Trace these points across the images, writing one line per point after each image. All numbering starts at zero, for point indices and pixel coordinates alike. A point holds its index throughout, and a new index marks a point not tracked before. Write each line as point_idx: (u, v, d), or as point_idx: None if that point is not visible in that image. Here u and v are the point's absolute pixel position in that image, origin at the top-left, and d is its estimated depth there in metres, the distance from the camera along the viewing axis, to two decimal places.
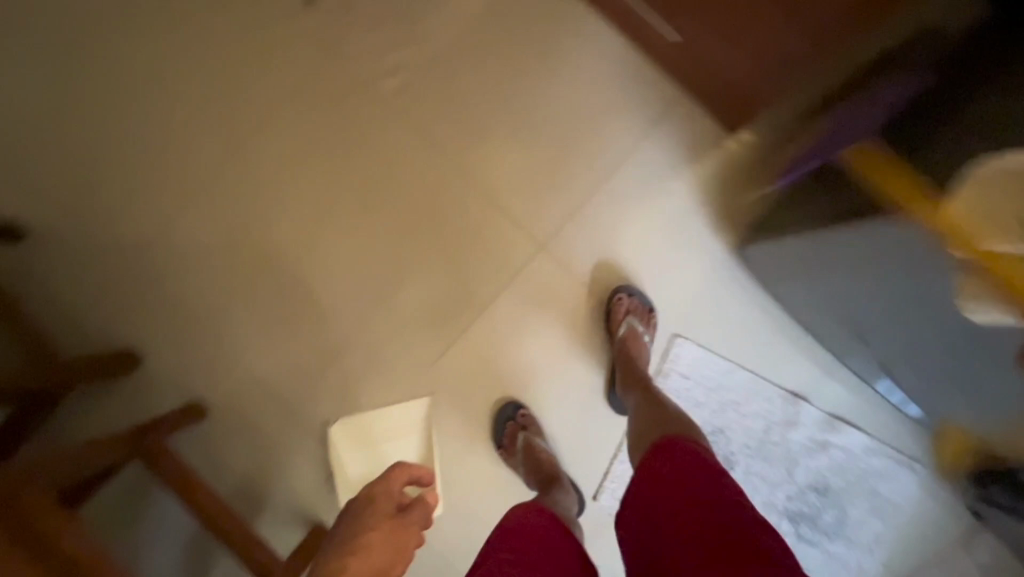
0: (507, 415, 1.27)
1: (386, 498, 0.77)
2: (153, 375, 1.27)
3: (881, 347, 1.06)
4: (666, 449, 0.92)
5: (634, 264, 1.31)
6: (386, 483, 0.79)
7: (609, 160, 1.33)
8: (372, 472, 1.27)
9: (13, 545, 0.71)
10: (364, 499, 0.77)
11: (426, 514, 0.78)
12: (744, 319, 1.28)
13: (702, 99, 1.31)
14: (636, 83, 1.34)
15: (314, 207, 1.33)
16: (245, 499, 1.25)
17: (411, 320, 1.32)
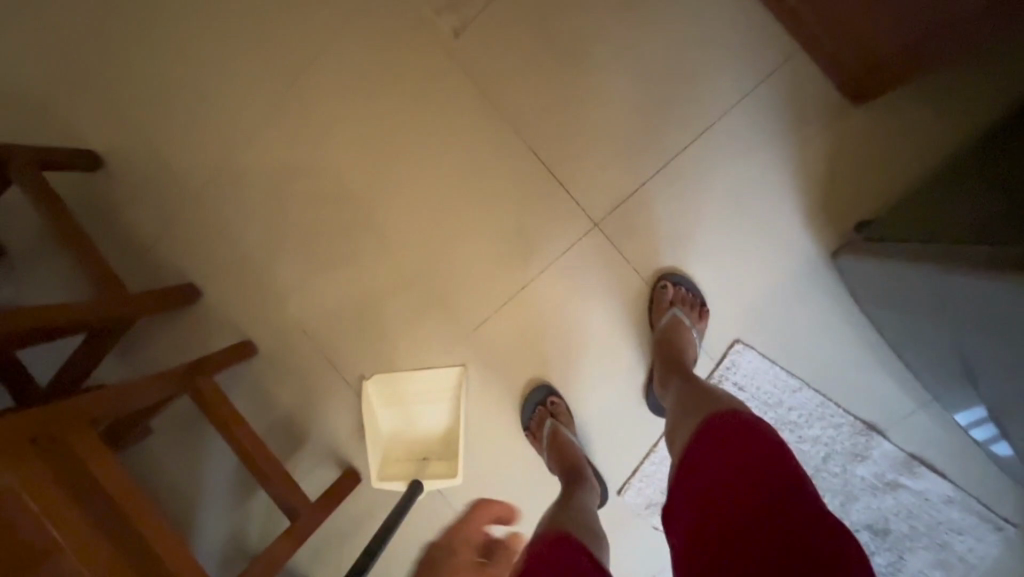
0: (537, 398, 1.23)
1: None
2: (210, 310, 1.34)
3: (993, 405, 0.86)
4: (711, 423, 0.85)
5: (701, 254, 1.15)
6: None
7: (690, 128, 1.13)
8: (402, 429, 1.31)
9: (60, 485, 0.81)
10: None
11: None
12: (823, 333, 1.11)
13: (825, 59, 1.05)
14: (741, 34, 1.10)
15: (363, 157, 1.27)
16: (287, 435, 1.33)
17: (451, 287, 1.27)
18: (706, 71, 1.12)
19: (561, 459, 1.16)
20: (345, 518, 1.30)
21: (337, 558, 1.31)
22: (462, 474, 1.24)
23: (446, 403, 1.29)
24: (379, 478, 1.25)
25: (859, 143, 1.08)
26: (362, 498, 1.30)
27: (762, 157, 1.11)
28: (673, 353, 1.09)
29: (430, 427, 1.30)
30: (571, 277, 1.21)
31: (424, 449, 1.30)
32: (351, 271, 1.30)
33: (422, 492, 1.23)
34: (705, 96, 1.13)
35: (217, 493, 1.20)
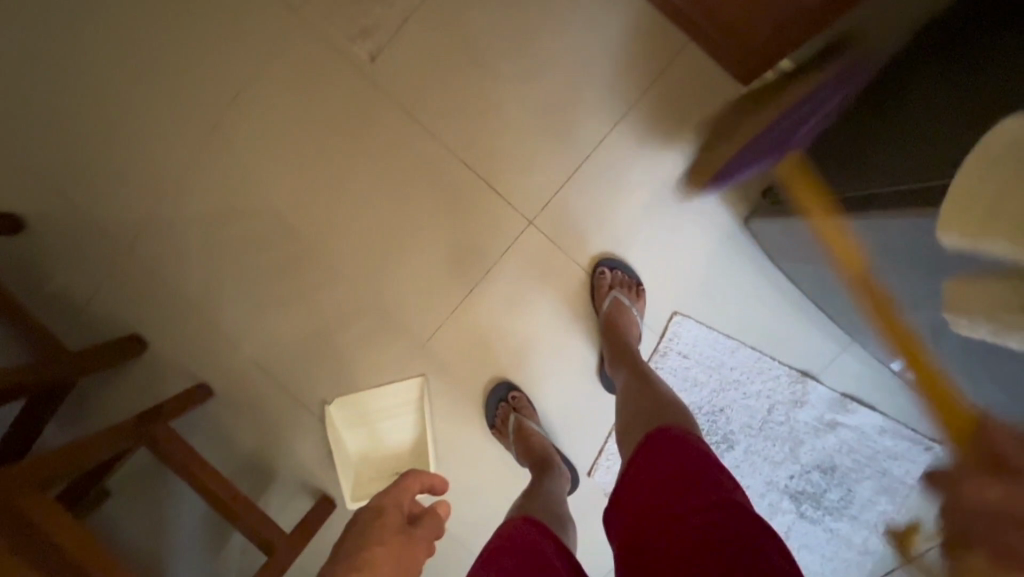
0: (499, 396, 1.27)
1: (395, 510, 0.80)
2: (158, 358, 1.32)
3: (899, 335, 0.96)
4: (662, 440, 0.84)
5: (631, 237, 1.22)
6: (415, 479, 0.85)
7: (603, 122, 1.22)
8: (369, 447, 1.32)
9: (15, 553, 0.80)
10: (372, 521, 0.77)
11: (436, 528, 0.80)
12: (750, 294, 1.20)
13: (712, 48, 1.16)
14: (636, 33, 1.20)
15: (296, 186, 1.29)
16: (254, 473, 1.31)
17: (402, 302, 1.29)
18: (609, 69, 1.21)
19: (529, 451, 1.21)
20: (325, 546, 1.30)
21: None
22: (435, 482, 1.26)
23: (411, 415, 1.31)
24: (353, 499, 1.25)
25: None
26: (340, 523, 1.30)
27: (672, 142, 1.21)
28: (619, 336, 1.16)
29: (398, 441, 1.32)
30: (514, 276, 1.26)
31: (395, 464, 1.31)
32: (298, 300, 1.31)
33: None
34: (612, 92, 1.21)
35: (187, 542, 1.17)
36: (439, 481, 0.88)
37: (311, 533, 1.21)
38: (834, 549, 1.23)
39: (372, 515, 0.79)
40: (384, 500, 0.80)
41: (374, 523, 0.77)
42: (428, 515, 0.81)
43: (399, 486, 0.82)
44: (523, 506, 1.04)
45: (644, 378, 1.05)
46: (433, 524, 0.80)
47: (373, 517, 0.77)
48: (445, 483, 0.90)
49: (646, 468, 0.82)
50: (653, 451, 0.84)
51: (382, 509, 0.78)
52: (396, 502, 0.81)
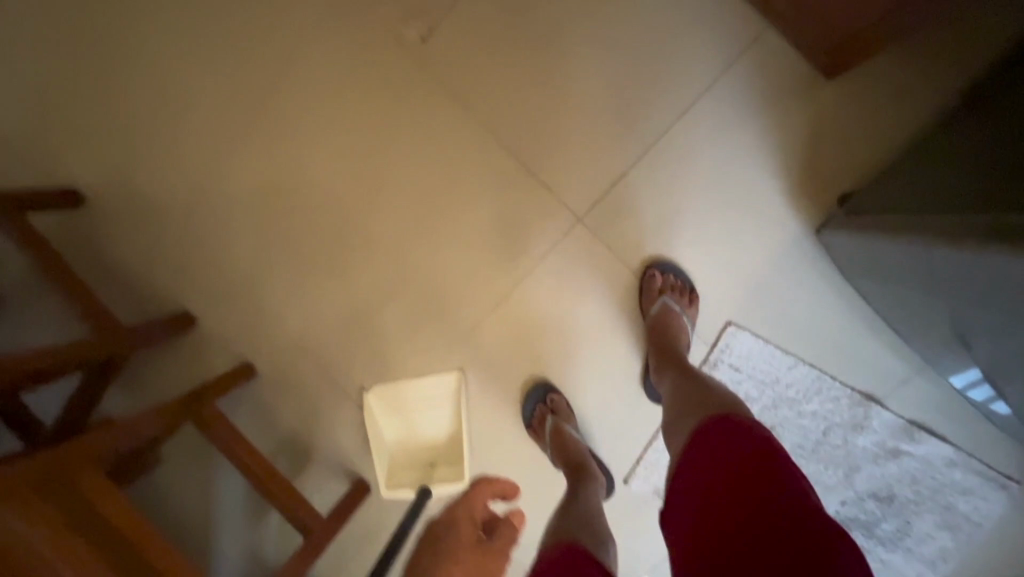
0: (537, 395, 1.24)
1: None
2: (206, 336, 1.35)
3: (983, 366, 0.86)
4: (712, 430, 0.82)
5: (687, 239, 1.15)
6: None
7: (664, 115, 1.13)
8: (405, 436, 1.32)
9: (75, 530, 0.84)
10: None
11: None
12: (814, 308, 1.11)
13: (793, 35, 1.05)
14: (707, 17, 1.10)
15: (342, 171, 1.27)
16: (295, 453, 1.35)
17: (443, 293, 1.27)
18: (674, 56, 1.12)
19: (565, 454, 1.18)
20: (361, 528, 1.33)
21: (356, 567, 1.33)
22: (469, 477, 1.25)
23: (447, 408, 1.30)
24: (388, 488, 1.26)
25: (834, 117, 1.08)
26: (375, 507, 1.32)
27: (740, 139, 1.11)
28: (667, 343, 1.10)
29: (434, 433, 1.32)
30: (560, 273, 1.21)
31: (430, 455, 1.32)
32: (341, 287, 1.31)
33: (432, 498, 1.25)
34: (676, 82, 1.12)
35: (231, 516, 1.22)
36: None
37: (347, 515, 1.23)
38: None
39: None
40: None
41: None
42: None
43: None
44: (560, 517, 1.01)
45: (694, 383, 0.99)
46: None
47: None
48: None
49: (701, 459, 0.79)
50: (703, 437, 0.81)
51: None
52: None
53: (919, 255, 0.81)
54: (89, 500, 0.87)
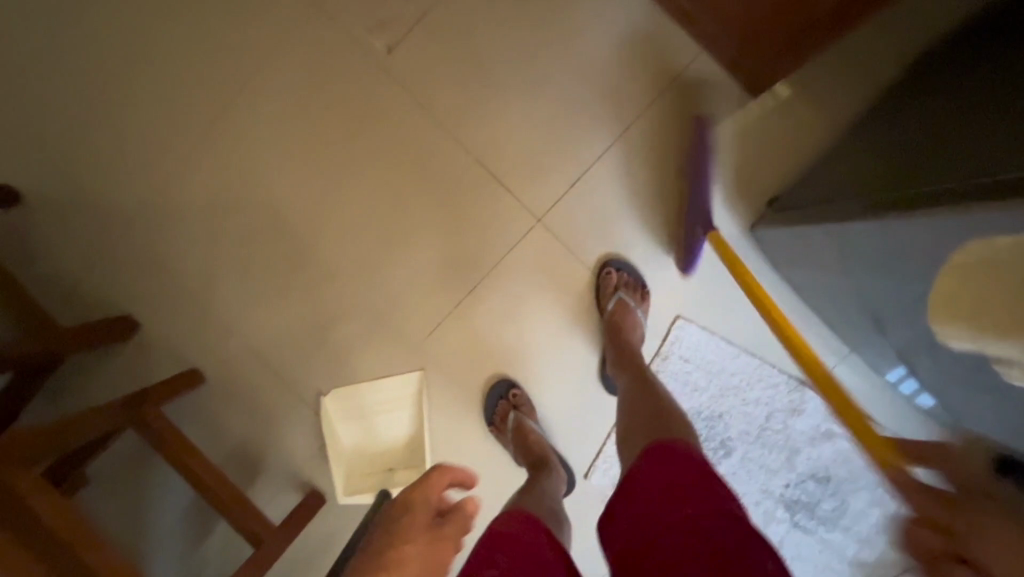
0: (499, 392, 1.26)
1: (424, 505, 0.85)
2: (150, 342, 1.28)
3: (897, 346, 0.97)
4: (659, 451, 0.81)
5: (637, 240, 1.24)
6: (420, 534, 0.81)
7: (614, 126, 1.24)
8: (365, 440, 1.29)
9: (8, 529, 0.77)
10: (410, 506, 0.85)
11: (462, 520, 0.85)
12: (751, 302, 1.22)
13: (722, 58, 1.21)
14: (650, 42, 1.23)
15: (303, 174, 1.28)
16: (244, 464, 1.28)
17: (405, 295, 1.29)
18: (620, 76, 1.23)
19: (525, 449, 1.20)
20: (315, 540, 1.27)
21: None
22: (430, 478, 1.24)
23: (407, 410, 1.29)
24: (344, 494, 1.25)
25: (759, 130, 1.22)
26: (329, 519, 1.26)
27: (681, 148, 1.23)
28: (620, 338, 1.16)
29: (394, 436, 1.30)
30: (519, 274, 1.26)
31: (389, 460, 1.29)
32: (300, 288, 1.30)
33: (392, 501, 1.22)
34: (622, 99, 1.24)
35: (174, 531, 1.14)
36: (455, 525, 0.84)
37: (301, 525, 1.18)
38: (827, 560, 1.23)
39: (399, 514, 0.85)
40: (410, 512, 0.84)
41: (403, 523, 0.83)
42: (457, 509, 0.86)
43: (423, 485, 0.87)
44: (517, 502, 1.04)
45: (643, 384, 1.03)
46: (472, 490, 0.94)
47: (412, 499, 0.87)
48: (463, 504, 0.87)
49: (646, 480, 0.78)
50: (647, 464, 0.80)
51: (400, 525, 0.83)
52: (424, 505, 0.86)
53: (839, 242, 0.92)
54: (29, 517, 0.80)
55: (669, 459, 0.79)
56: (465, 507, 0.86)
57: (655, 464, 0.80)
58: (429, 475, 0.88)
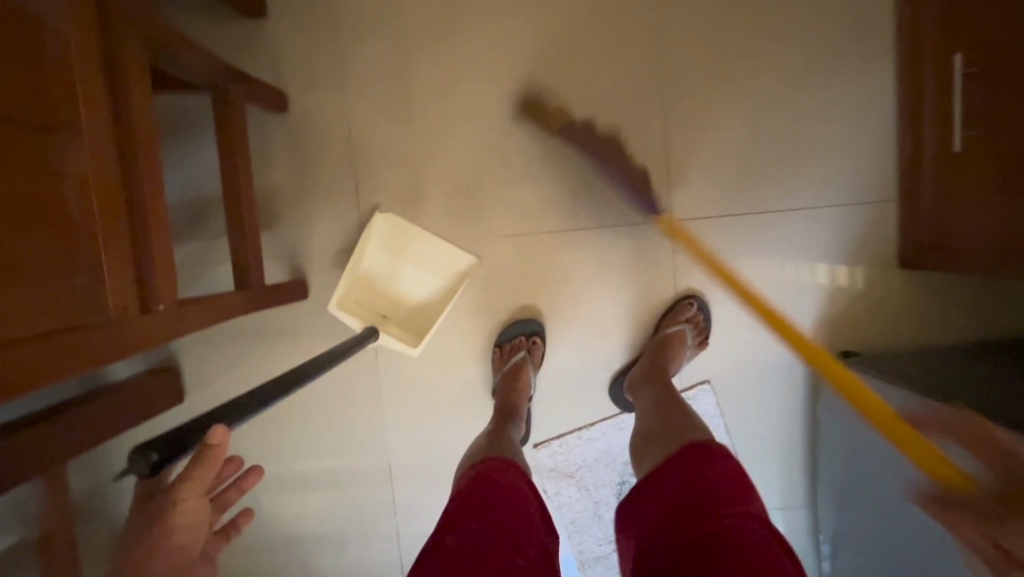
0: (522, 328, 1.24)
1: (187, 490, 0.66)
2: (268, 40, 1.21)
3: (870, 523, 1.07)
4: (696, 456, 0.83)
5: (727, 299, 1.25)
6: (182, 505, 0.67)
7: (781, 197, 1.23)
8: (380, 274, 1.24)
9: (103, 95, 0.64)
10: (172, 502, 0.67)
11: (193, 521, 0.69)
12: (765, 415, 1.27)
13: (906, 217, 1.20)
14: (869, 154, 1.21)
15: (510, 20, 1.22)
16: (269, 208, 1.23)
17: (507, 189, 1.25)
18: (824, 161, 1.22)
19: (509, 390, 1.18)
20: (278, 316, 1.25)
21: (248, 349, 1.25)
22: (421, 348, 1.23)
23: (440, 280, 1.25)
24: (336, 303, 1.19)
25: (891, 294, 1.23)
26: (305, 310, 1.24)
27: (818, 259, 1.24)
28: (661, 362, 1.14)
29: (412, 290, 1.26)
30: (611, 249, 1.25)
31: (391, 305, 1.26)
32: (430, 105, 1.23)
33: (371, 344, 1.19)
34: (811, 180, 1.22)
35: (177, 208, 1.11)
36: (190, 521, 0.69)
37: (282, 300, 1.11)
38: None
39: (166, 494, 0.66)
40: (150, 527, 0.67)
41: (149, 544, 0.66)
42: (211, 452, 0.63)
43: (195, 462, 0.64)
44: (488, 450, 1.00)
45: (672, 399, 1.03)
46: (183, 538, 0.69)
47: (158, 515, 0.67)
48: (214, 458, 0.64)
49: (657, 487, 0.83)
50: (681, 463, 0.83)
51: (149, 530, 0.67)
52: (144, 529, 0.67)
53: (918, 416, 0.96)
54: (123, 88, 0.66)
55: (696, 464, 0.82)
56: (209, 450, 0.63)
57: (672, 469, 0.83)
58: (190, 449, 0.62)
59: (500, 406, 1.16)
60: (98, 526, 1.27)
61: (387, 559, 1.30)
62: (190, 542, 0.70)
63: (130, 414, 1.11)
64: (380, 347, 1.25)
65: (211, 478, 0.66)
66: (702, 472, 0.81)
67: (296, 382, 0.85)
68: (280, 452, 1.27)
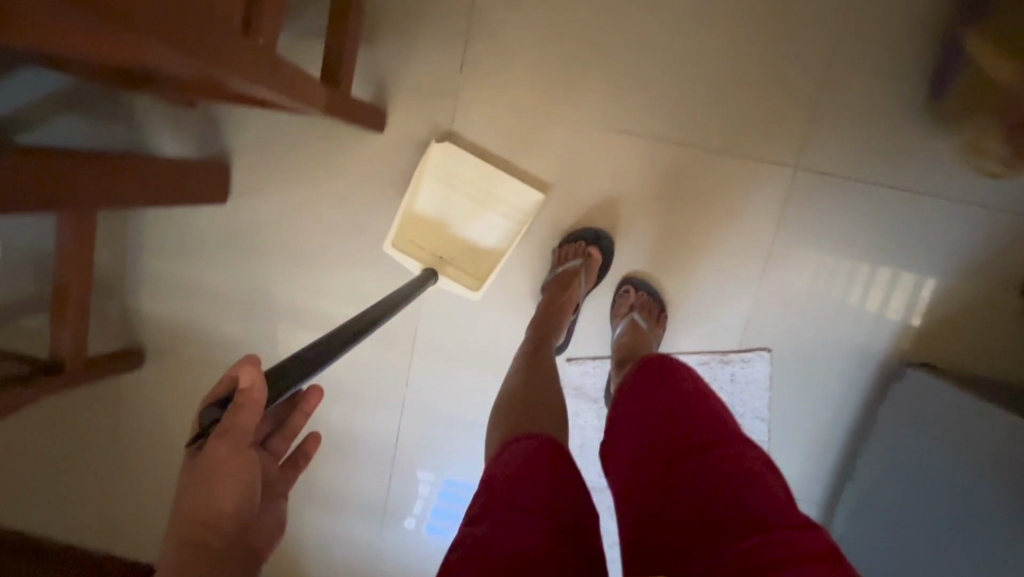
0: (585, 234, 1.13)
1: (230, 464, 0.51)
2: None
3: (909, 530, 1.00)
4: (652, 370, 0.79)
5: (820, 270, 1.14)
6: (223, 467, 0.50)
7: (923, 177, 1.09)
8: (442, 213, 1.14)
9: None
10: (210, 468, 0.50)
11: (242, 490, 0.52)
12: (813, 401, 1.19)
13: None
14: None
15: None
16: (370, 21, 1.11)
17: (625, 80, 1.10)
18: None
19: (556, 297, 1.09)
20: (346, 144, 1.14)
21: (304, 168, 1.15)
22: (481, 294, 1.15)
23: (508, 222, 1.13)
24: (390, 243, 1.12)
25: (997, 317, 1.12)
26: (376, 144, 1.14)
27: (935, 256, 1.11)
28: (634, 352, 1.07)
29: (476, 236, 1.15)
30: (715, 182, 1.12)
31: (450, 247, 1.15)
32: None
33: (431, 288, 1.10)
34: (962, 169, 1.08)
35: None
36: (236, 500, 0.51)
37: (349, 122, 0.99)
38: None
39: (199, 484, 0.50)
40: (183, 518, 0.50)
41: (191, 524, 0.49)
42: (244, 410, 0.51)
43: (227, 437, 0.50)
44: (522, 383, 0.91)
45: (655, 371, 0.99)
46: (236, 515, 0.51)
47: (193, 492, 0.50)
48: (251, 409, 0.51)
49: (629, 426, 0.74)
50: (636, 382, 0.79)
51: (181, 517, 0.50)
52: (179, 528, 0.49)
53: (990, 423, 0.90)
54: None
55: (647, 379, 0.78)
56: (243, 399, 0.50)
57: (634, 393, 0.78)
58: (235, 408, 0.51)
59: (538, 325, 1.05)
60: (112, 304, 1.24)
61: (388, 428, 1.26)
62: (239, 528, 0.52)
63: (158, 180, 1.01)
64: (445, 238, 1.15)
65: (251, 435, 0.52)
66: (662, 388, 0.76)
67: (362, 331, 0.76)
68: (309, 290, 1.20)
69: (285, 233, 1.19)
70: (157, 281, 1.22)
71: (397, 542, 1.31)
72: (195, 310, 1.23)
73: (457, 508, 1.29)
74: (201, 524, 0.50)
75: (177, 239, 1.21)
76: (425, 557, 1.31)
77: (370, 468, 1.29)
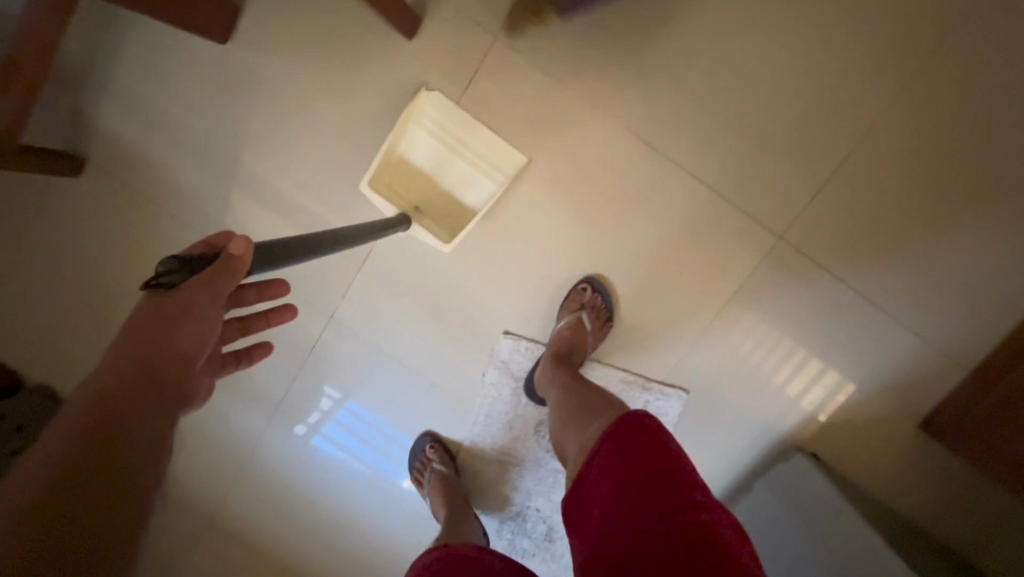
0: (420, 446, 1.24)
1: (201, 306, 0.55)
2: None
3: None
4: (630, 432, 0.80)
5: (762, 340, 1.18)
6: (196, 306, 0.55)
7: (883, 292, 1.14)
8: (430, 167, 1.11)
9: None
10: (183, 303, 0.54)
11: (200, 341, 0.56)
12: (707, 452, 1.25)
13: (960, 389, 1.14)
14: (982, 314, 1.12)
15: None
16: None
17: (661, 87, 1.09)
18: (941, 291, 1.12)
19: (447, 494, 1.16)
20: (362, 38, 1.08)
21: (311, 45, 1.09)
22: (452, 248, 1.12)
23: (491, 182, 1.11)
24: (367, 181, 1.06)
25: (889, 438, 1.20)
26: (393, 50, 1.08)
27: (859, 366, 1.18)
28: (572, 351, 1.12)
29: (458, 192, 1.12)
30: (702, 223, 1.14)
31: (430, 199, 1.12)
32: None
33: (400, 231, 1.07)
34: (917, 298, 1.13)
35: None
36: (193, 346, 0.56)
37: None
38: None
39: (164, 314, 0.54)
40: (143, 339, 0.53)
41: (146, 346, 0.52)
42: (230, 262, 0.56)
43: (208, 281, 0.55)
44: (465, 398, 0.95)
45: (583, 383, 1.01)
46: (187, 361, 0.55)
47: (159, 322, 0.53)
48: (234, 272, 0.56)
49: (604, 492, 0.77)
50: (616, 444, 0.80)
51: (140, 342, 0.53)
52: (135, 351, 0.52)
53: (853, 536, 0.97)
54: None
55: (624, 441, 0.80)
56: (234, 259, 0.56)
57: (609, 455, 0.80)
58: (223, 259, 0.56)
59: (443, 486, 1.17)
60: (65, 104, 1.15)
61: (308, 334, 1.24)
62: (184, 371, 0.55)
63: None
64: (430, 189, 1.12)
65: (226, 295, 0.57)
66: (641, 454, 0.77)
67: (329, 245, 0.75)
68: (277, 168, 1.14)
69: (271, 103, 1.12)
70: (121, 99, 1.14)
71: (277, 448, 1.29)
72: (149, 145, 1.15)
73: (350, 432, 1.28)
74: (152, 360, 0.52)
75: (159, 61, 1.12)
76: (297, 474, 1.29)
77: (278, 365, 1.26)
